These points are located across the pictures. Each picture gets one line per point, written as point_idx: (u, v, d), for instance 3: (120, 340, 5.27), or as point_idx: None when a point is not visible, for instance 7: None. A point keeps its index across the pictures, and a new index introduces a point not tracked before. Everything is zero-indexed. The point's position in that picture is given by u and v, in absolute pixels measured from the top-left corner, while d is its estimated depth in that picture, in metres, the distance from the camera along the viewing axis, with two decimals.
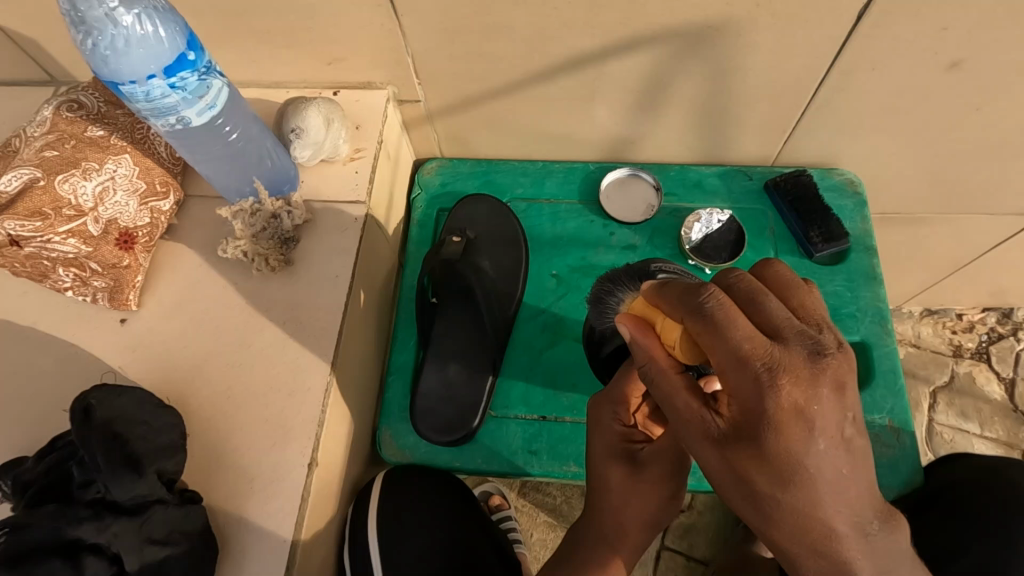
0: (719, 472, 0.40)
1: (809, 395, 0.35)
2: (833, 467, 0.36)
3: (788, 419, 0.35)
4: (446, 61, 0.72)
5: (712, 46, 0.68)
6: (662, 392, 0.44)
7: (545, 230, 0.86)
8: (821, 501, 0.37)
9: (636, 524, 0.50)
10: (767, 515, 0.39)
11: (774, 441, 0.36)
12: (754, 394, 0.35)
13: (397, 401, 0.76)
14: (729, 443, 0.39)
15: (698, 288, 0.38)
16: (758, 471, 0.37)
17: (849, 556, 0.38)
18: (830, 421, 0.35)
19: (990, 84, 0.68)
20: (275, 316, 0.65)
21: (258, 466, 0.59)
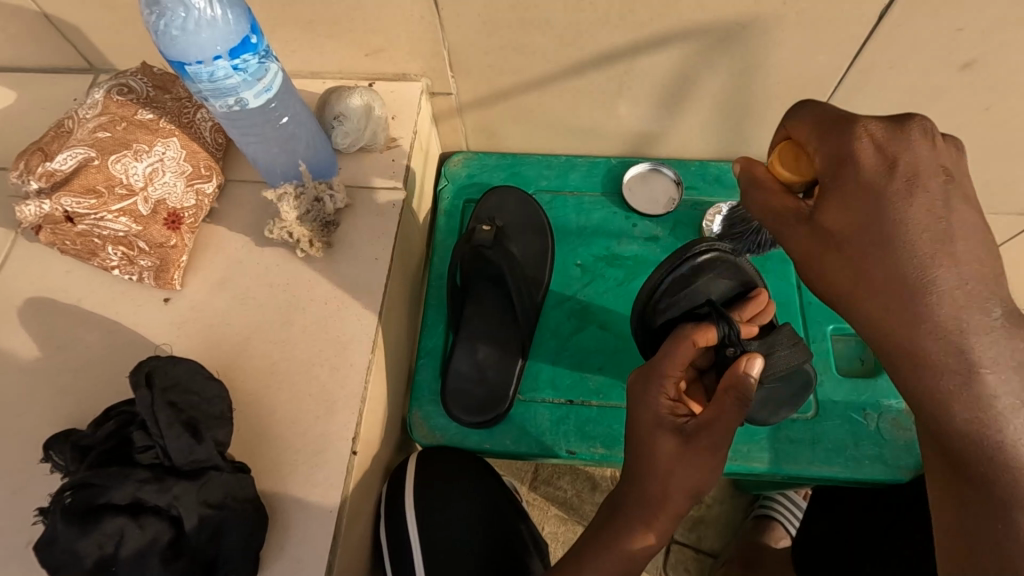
0: (807, 246, 0.48)
1: (891, 141, 0.44)
2: (924, 229, 0.43)
3: (869, 155, 0.44)
4: (482, 53, 0.75)
5: (740, 42, 0.71)
6: (755, 199, 0.53)
7: (571, 220, 0.88)
8: (912, 245, 0.42)
9: (677, 494, 0.52)
10: (863, 273, 0.44)
11: (855, 175, 0.45)
12: (841, 136, 0.46)
13: (427, 384, 0.78)
14: (820, 211, 0.47)
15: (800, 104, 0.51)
16: (841, 221, 0.46)
17: (963, 332, 0.41)
18: (912, 163, 0.43)
19: (1004, 83, 0.72)
20: (316, 296, 0.67)
21: (302, 440, 0.60)
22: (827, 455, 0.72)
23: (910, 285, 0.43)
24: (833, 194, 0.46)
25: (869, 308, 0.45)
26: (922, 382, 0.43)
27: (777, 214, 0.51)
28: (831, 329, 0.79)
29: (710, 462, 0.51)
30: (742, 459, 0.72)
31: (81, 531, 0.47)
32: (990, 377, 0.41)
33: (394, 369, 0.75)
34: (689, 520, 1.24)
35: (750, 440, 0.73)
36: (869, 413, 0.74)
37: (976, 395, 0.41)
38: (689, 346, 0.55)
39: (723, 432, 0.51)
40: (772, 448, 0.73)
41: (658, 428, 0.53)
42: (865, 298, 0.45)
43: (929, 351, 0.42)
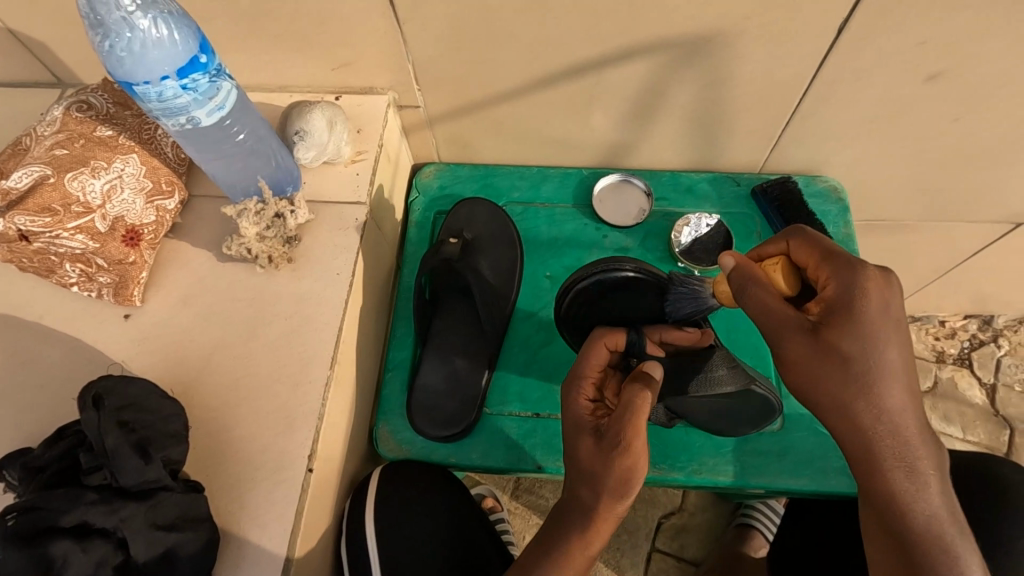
0: (803, 356, 0.50)
1: (887, 287, 0.49)
2: (898, 370, 0.49)
3: (870, 296, 0.49)
4: (447, 67, 0.75)
5: (704, 56, 0.70)
6: (757, 302, 0.51)
7: (542, 232, 0.88)
8: (889, 376, 0.49)
9: (612, 493, 0.54)
10: (856, 393, 0.49)
11: (862, 313, 0.49)
12: (849, 285, 0.49)
13: (395, 397, 0.78)
14: (824, 328, 0.50)
15: (793, 228, 0.55)
16: (852, 346, 0.49)
17: (909, 440, 0.50)
18: (895, 312, 0.50)
19: (970, 94, 0.72)
20: (277, 311, 0.66)
21: (258, 457, 0.60)
22: (794, 467, 0.72)
23: (875, 395, 0.49)
24: (839, 320, 0.49)
25: (855, 423, 0.50)
26: (885, 480, 0.51)
27: (780, 316, 0.50)
28: None
29: (624, 453, 0.53)
30: (709, 471, 0.72)
31: (24, 552, 0.47)
32: (931, 477, 0.51)
33: (360, 383, 0.74)
34: (671, 529, 1.24)
35: (718, 453, 0.73)
36: None
37: (919, 486, 0.50)
38: (598, 349, 0.61)
39: (630, 420, 0.53)
40: (738, 460, 0.72)
41: (578, 429, 0.57)
42: (851, 407, 0.50)
43: (888, 451, 0.50)
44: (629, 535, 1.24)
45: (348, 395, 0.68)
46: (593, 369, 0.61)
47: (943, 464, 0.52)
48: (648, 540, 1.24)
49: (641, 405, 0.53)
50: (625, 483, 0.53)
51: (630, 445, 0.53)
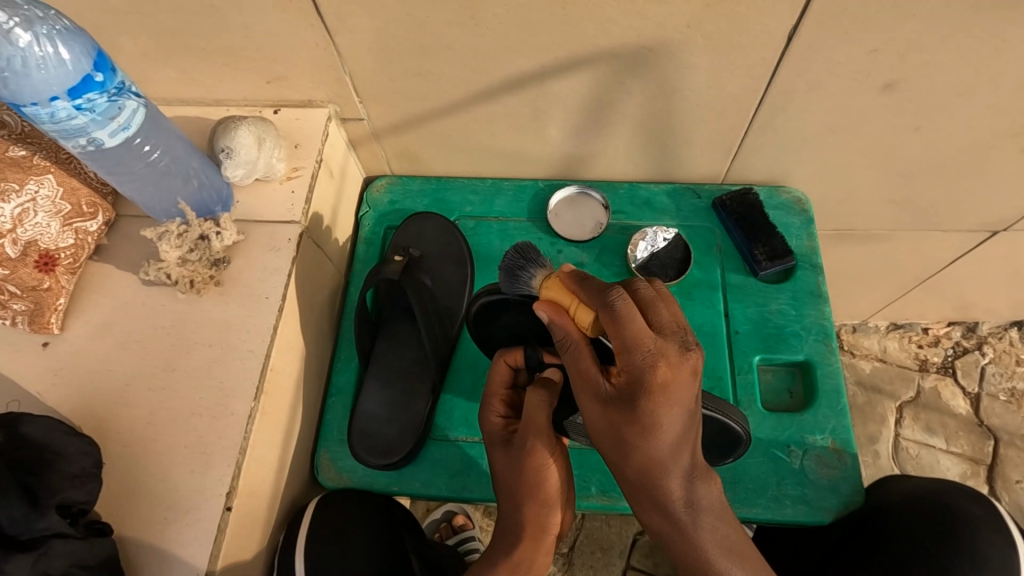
0: (598, 424, 0.50)
1: (674, 377, 0.46)
2: (674, 440, 0.48)
3: (657, 390, 0.46)
4: (385, 80, 0.72)
5: (650, 67, 0.67)
6: (574, 363, 0.51)
7: (494, 247, 0.85)
8: (662, 448, 0.48)
9: (535, 499, 0.58)
10: (627, 456, 0.49)
11: (647, 401, 0.46)
12: (637, 374, 0.46)
13: (336, 423, 0.75)
14: (614, 404, 0.48)
15: (608, 288, 0.48)
16: (636, 432, 0.47)
17: (669, 493, 0.51)
18: (680, 402, 0.46)
19: (927, 103, 0.69)
20: (203, 338, 0.63)
21: (175, 493, 0.57)
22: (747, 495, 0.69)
23: (642, 461, 0.49)
24: (625, 402, 0.47)
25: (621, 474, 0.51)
26: (645, 515, 0.54)
27: (582, 379, 0.50)
28: (759, 359, 0.77)
29: (529, 461, 0.57)
30: None
31: None
32: (688, 519, 0.51)
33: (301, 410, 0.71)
34: (645, 546, 1.22)
35: None
36: (793, 449, 0.71)
37: (678, 525, 0.52)
38: (497, 370, 0.64)
39: (527, 428, 0.57)
40: None
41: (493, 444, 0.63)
42: (619, 461, 0.51)
43: (649, 499, 0.52)
44: (602, 552, 1.22)
45: (278, 425, 0.65)
46: (499, 390, 0.65)
47: (705, 502, 0.52)
48: (621, 557, 1.21)
49: (535, 412, 0.57)
50: (541, 490, 0.58)
51: (534, 453, 0.57)
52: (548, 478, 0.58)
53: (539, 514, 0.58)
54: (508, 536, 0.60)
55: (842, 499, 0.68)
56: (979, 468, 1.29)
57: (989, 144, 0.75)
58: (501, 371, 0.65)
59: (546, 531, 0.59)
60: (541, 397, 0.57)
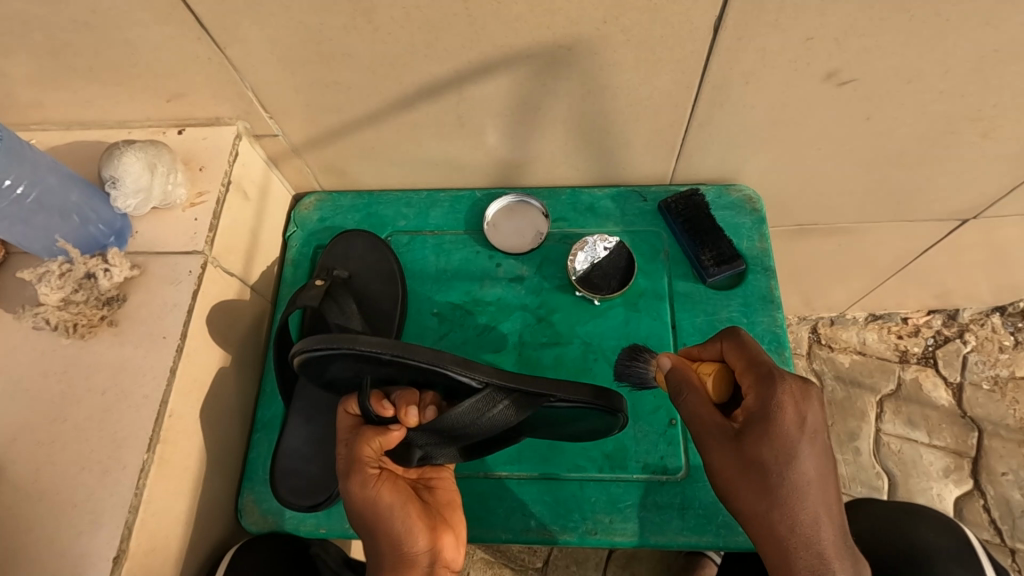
0: (729, 465, 0.52)
1: (805, 401, 0.51)
2: (823, 481, 0.51)
3: (787, 409, 0.51)
4: (289, 92, 0.66)
5: (571, 66, 0.62)
6: (688, 408, 0.56)
7: (428, 263, 0.80)
8: (806, 481, 0.50)
9: (381, 531, 0.56)
10: (771, 500, 0.50)
11: (778, 421, 0.50)
12: (767, 398, 0.51)
13: (261, 462, 0.71)
14: (744, 438, 0.51)
15: (732, 330, 0.58)
16: (770, 453, 0.50)
17: (828, 555, 0.49)
18: (811, 422, 0.51)
19: (874, 91, 0.64)
20: (95, 384, 0.59)
21: (60, 559, 0.52)
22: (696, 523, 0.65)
23: (798, 513, 0.50)
24: (756, 428, 0.51)
25: (784, 548, 0.50)
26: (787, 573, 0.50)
27: (703, 424, 0.54)
28: None
29: (355, 498, 0.56)
30: (603, 531, 0.65)
31: None
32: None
33: (219, 453, 0.66)
34: (622, 557, 1.17)
35: (614, 510, 0.65)
36: None
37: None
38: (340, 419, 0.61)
39: (348, 464, 0.57)
40: (636, 517, 0.65)
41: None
42: (744, 503, 0.52)
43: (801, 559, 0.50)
44: (577, 565, 1.17)
45: (186, 473, 0.60)
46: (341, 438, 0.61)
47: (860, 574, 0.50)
48: (597, 570, 1.16)
49: (360, 445, 0.57)
50: (388, 525, 0.56)
51: (360, 488, 0.56)
52: (386, 508, 0.56)
53: (400, 549, 0.56)
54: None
55: None
56: (963, 460, 1.25)
57: (945, 131, 0.70)
58: (347, 417, 0.60)
59: (409, 562, 0.56)
60: (366, 430, 0.57)
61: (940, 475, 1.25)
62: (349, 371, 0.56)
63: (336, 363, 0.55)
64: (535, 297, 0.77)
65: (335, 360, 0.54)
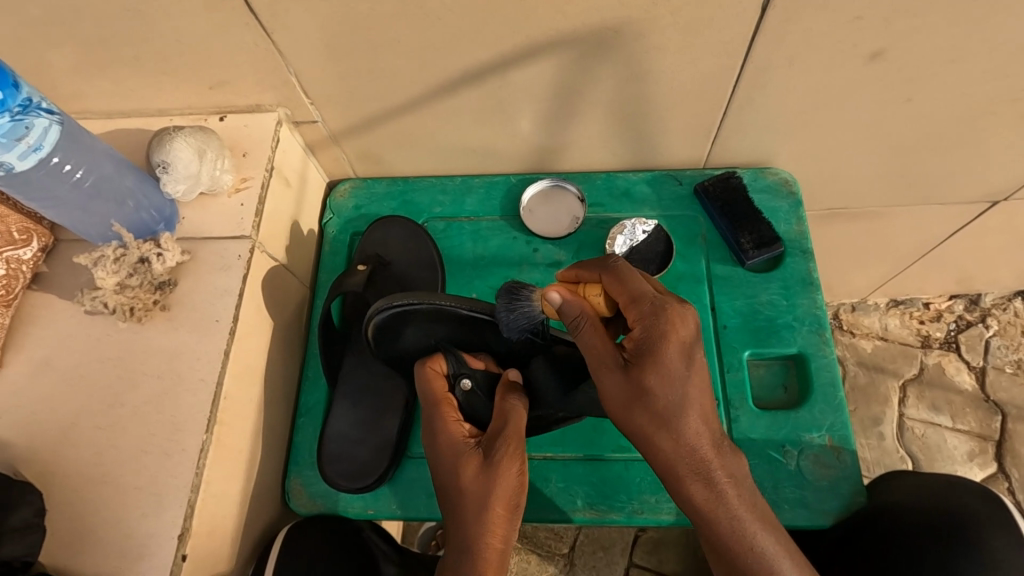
0: (617, 390, 0.51)
1: (687, 325, 0.50)
2: (702, 403, 0.50)
3: (677, 340, 0.49)
4: (332, 78, 0.66)
5: (616, 48, 0.62)
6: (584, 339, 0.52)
7: (465, 249, 0.81)
8: (692, 405, 0.50)
9: (509, 503, 0.53)
10: (660, 419, 0.50)
11: (665, 351, 0.49)
12: (654, 326, 0.50)
13: (307, 446, 0.72)
14: (634, 366, 0.50)
15: (607, 259, 0.55)
16: (659, 382, 0.49)
17: (709, 460, 0.51)
18: (695, 347, 0.50)
19: (918, 71, 0.64)
20: (150, 368, 0.59)
21: (125, 538, 0.54)
22: None
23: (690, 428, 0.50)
24: (646, 361, 0.49)
25: (668, 457, 0.51)
26: (682, 489, 0.52)
27: (597, 351, 0.51)
28: (749, 354, 0.73)
29: (516, 466, 0.54)
30: (649, 511, 0.66)
31: None
32: (727, 484, 0.52)
33: (268, 437, 0.67)
34: (648, 543, 1.17)
35: (659, 490, 0.66)
36: (790, 449, 0.68)
37: (717, 497, 0.51)
38: (426, 382, 0.61)
39: (514, 432, 0.55)
40: None
41: (460, 456, 0.55)
42: (642, 430, 0.50)
43: (685, 467, 0.51)
44: (604, 551, 1.18)
45: (240, 456, 0.61)
46: (439, 399, 0.60)
47: (739, 472, 0.52)
48: (624, 555, 1.17)
49: (521, 419, 0.56)
50: (515, 505, 0.53)
51: (518, 459, 0.54)
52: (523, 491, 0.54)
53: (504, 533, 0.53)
54: (470, 554, 0.52)
55: (843, 502, 0.66)
56: (987, 444, 1.26)
57: (987, 112, 0.69)
58: (436, 379, 0.61)
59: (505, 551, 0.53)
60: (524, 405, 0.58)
61: (965, 458, 1.25)
62: (422, 334, 0.63)
63: (409, 327, 0.63)
64: None
65: (406, 324, 0.63)
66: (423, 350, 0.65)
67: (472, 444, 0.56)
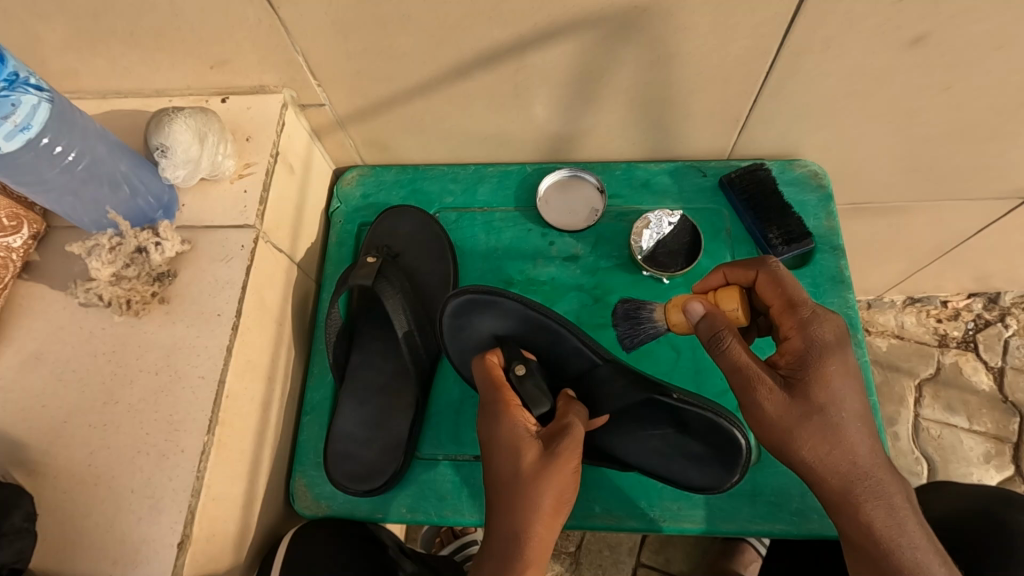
0: (781, 412, 0.51)
1: (843, 341, 0.52)
2: (857, 419, 0.51)
3: (828, 348, 0.52)
4: (340, 58, 0.62)
5: (643, 29, 0.58)
6: (728, 359, 0.52)
7: (478, 241, 0.77)
8: (846, 417, 0.51)
9: (557, 502, 0.51)
10: (825, 434, 0.51)
11: (820, 355, 0.52)
12: (811, 340, 0.52)
13: (311, 445, 0.69)
14: (794, 385, 0.51)
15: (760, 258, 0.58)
16: (819, 394, 0.51)
17: (879, 473, 0.52)
18: (849, 357, 0.52)
19: (962, 59, 0.60)
20: (147, 364, 0.56)
21: (121, 545, 0.51)
22: (769, 509, 0.63)
23: (851, 449, 0.51)
24: (808, 376, 0.51)
25: (840, 475, 0.51)
26: (850, 513, 0.52)
27: (740, 367, 0.51)
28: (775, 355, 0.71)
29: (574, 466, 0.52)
30: (671, 518, 0.64)
31: None
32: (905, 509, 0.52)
33: (272, 436, 0.64)
34: (656, 541, 1.15)
35: (680, 496, 0.64)
36: None
37: (896, 523, 0.51)
38: (483, 366, 0.58)
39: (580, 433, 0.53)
40: (705, 504, 0.64)
41: (520, 443, 0.52)
42: (812, 449, 0.51)
43: (846, 486, 0.51)
44: (610, 549, 1.15)
45: (242, 457, 0.58)
46: (495, 376, 0.57)
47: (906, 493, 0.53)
48: (631, 555, 1.14)
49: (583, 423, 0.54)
50: (561, 506, 0.51)
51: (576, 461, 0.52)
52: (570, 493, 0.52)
53: (546, 532, 0.51)
54: (514, 545, 0.50)
55: None
56: (1004, 446, 1.23)
57: None
58: (493, 369, 0.58)
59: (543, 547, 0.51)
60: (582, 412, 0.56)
61: (981, 460, 1.22)
62: (483, 326, 0.65)
63: (481, 314, 0.65)
64: (591, 277, 0.74)
65: (479, 310, 0.64)
66: (480, 346, 0.66)
67: (531, 432, 0.53)
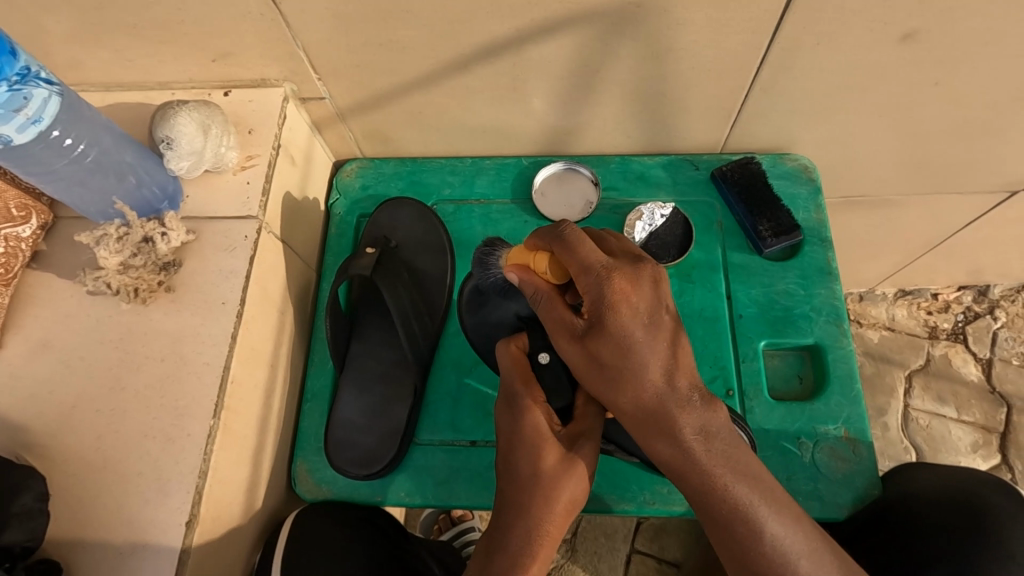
0: (580, 363, 0.52)
1: (637, 290, 0.49)
2: (660, 362, 0.50)
3: (618, 303, 0.48)
4: (340, 51, 0.64)
5: (637, 24, 0.59)
6: (547, 314, 0.53)
7: (476, 233, 0.79)
8: (652, 368, 0.49)
9: (570, 501, 0.55)
10: (612, 383, 0.50)
11: (614, 318, 0.49)
12: (601, 293, 0.49)
13: (313, 431, 0.71)
14: (589, 335, 0.50)
15: (557, 225, 0.52)
16: (611, 351, 0.49)
17: (674, 416, 0.50)
18: (644, 311, 0.49)
19: (948, 56, 0.61)
20: (154, 351, 0.58)
21: (130, 526, 0.52)
22: None
23: (661, 395, 0.50)
24: (598, 327, 0.49)
25: (630, 408, 0.51)
26: (651, 444, 0.51)
27: (557, 322, 0.52)
28: (766, 344, 0.73)
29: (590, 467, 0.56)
30: (661, 502, 0.66)
31: None
32: (697, 439, 0.50)
33: (275, 422, 0.66)
34: (650, 529, 1.17)
35: (672, 481, 0.66)
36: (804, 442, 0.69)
37: (688, 454, 0.50)
38: (510, 352, 0.58)
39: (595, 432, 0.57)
40: None
41: (541, 442, 0.55)
42: (615, 399, 0.51)
43: (653, 424, 0.50)
44: (606, 537, 1.17)
45: (246, 441, 0.60)
46: (521, 369, 0.58)
47: (712, 426, 0.50)
48: (626, 542, 1.16)
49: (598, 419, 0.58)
50: (573, 503, 0.55)
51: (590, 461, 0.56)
52: (582, 493, 0.56)
53: (555, 528, 0.54)
54: (530, 542, 0.53)
55: (856, 494, 0.66)
56: (992, 436, 1.25)
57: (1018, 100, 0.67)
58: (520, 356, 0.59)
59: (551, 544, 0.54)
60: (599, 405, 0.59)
61: (968, 450, 1.25)
62: None
63: None
64: None
65: None
66: (501, 325, 0.70)
67: (552, 431, 0.56)
